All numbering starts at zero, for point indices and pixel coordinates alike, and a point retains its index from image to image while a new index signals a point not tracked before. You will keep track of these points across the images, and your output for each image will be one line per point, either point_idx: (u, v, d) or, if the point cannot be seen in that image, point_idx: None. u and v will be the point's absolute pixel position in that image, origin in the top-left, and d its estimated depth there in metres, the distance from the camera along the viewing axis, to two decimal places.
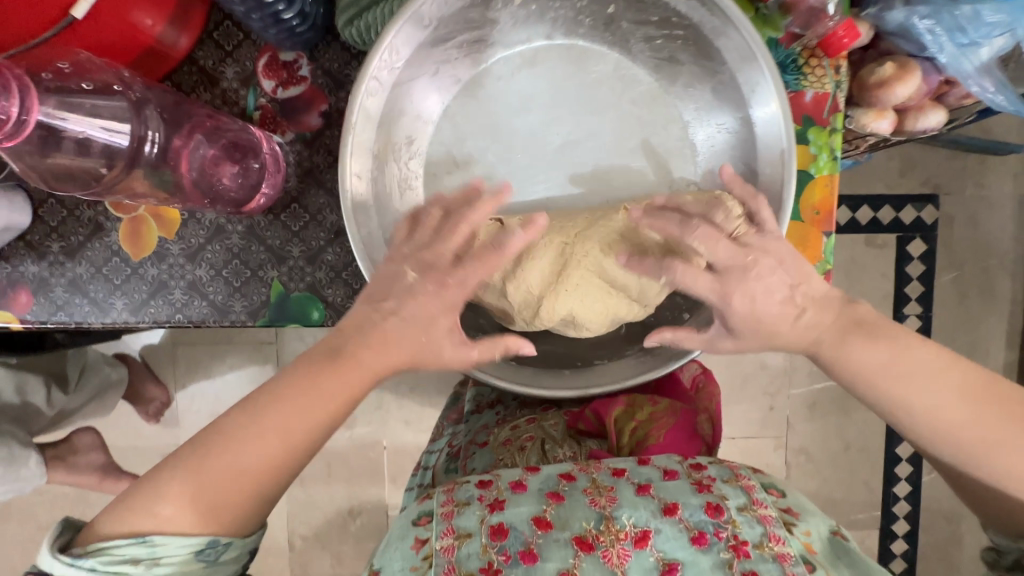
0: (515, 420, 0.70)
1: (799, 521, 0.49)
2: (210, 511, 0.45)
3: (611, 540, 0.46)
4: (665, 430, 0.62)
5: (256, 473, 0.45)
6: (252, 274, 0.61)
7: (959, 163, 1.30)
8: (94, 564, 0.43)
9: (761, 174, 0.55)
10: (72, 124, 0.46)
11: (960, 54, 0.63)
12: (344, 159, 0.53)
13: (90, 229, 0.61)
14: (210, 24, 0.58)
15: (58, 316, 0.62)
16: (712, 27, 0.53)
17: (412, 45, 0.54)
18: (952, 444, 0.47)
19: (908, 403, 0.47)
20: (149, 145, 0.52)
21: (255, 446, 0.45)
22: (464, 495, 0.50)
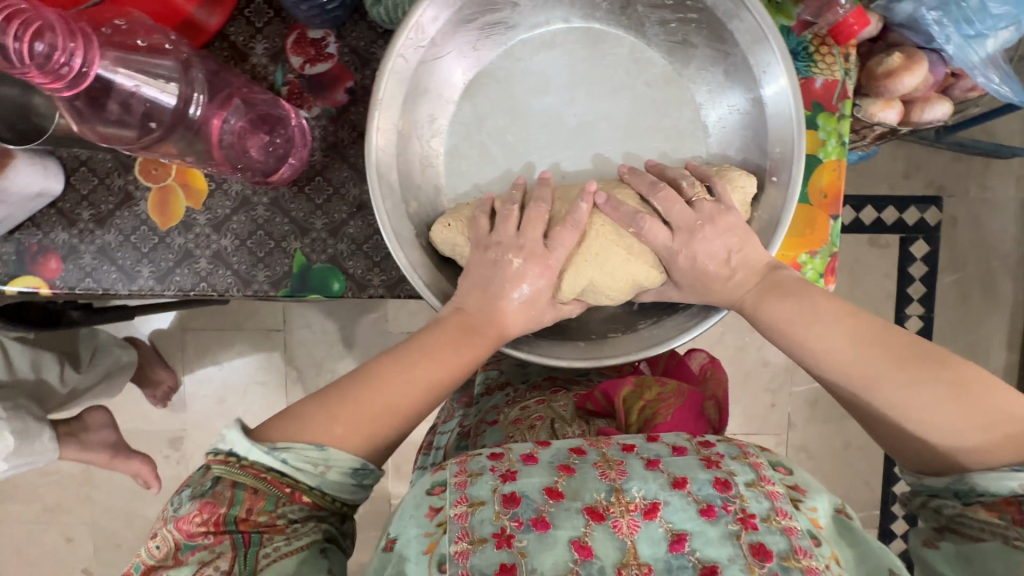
0: (524, 401, 0.71)
1: (808, 498, 0.49)
2: (368, 432, 0.48)
3: (621, 511, 0.47)
4: (673, 409, 0.61)
5: (399, 402, 0.50)
6: (276, 245, 0.63)
7: (962, 165, 1.32)
8: (284, 457, 0.45)
9: (771, 153, 0.58)
10: (123, 78, 0.50)
11: (966, 45, 0.64)
12: (370, 132, 0.56)
13: (120, 198, 0.63)
14: (242, 2, 0.60)
15: (86, 283, 0.63)
16: (726, 10, 0.56)
17: (439, 22, 0.57)
18: (851, 385, 0.50)
19: (807, 343, 0.51)
20: (194, 107, 0.54)
21: (409, 384, 0.51)
22: (476, 466, 0.50)
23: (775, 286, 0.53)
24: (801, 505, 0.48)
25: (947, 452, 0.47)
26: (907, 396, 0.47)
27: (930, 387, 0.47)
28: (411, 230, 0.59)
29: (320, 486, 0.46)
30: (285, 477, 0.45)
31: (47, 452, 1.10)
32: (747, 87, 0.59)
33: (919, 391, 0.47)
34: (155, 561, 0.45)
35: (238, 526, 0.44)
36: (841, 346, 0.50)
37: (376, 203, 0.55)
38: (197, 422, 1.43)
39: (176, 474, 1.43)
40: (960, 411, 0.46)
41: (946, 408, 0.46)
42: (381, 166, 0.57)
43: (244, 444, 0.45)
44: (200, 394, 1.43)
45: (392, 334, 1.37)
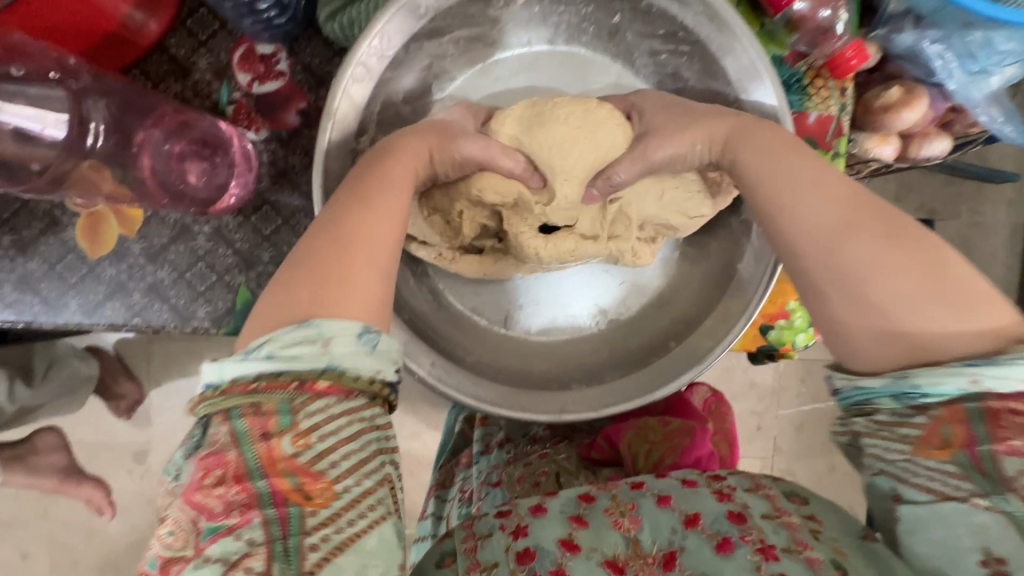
0: (527, 456, 0.64)
1: (829, 530, 0.43)
2: (343, 291, 0.36)
3: (639, 565, 0.43)
4: (682, 447, 0.61)
5: (361, 242, 0.39)
6: (218, 278, 0.57)
7: (955, 190, 1.29)
8: (270, 350, 0.33)
9: None
10: (9, 116, 0.44)
11: (970, 81, 0.61)
12: (319, 147, 0.48)
13: (45, 223, 0.57)
14: (184, 11, 0.54)
15: (4, 315, 0.57)
16: (720, 45, 0.51)
17: (406, 34, 0.49)
18: (823, 238, 0.41)
19: (783, 188, 0.43)
20: (92, 137, 0.49)
21: (375, 236, 0.39)
22: (485, 527, 0.46)
23: (747, 129, 0.47)
24: (821, 536, 0.42)
25: (908, 330, 0.38)
26: (879, 251, 0.39)
27: (907, 251, 0.39)
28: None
29: (330, 367, 0.33)
30: (281, 376, 0.33)
31: None
32: None
33: (894, 251, 0.39)
34: (173, 552, 0.32)
35: (267, 471, 0.32)
36: (817, 192, 0.42)
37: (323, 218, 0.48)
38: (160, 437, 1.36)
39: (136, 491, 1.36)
40: (926, 286, 0.38)
41: (918, 278, 0.38)
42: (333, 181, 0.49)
43: (216, 370, 0.34)
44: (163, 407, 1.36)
45: None
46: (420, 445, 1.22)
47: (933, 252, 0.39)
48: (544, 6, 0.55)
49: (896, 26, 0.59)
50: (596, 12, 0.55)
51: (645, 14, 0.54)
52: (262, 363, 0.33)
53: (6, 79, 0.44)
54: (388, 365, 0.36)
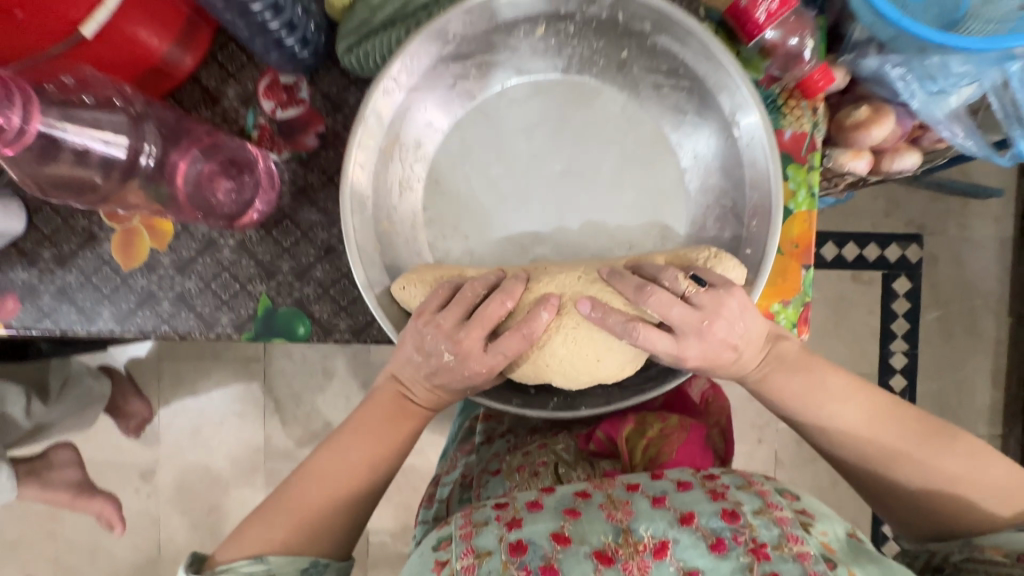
0: (526, 446, 0.69)
1: (818, 523, 0.48)
2: (305, 526, 0.51)
3: (630, 553, 0.45)
4: (678, 444, 0.63)
5: (327, 479, 0.53)
6: (241, 287, 0.62)
7: (942, 206, 1.35)
8: None
9: (749, 226, 0.58)
10: (72, 136, 0.47)
11: (931, 100, 0.66)
12: (351, 147, 0.55)
13: (83, 238, 0.62)
14: (215, 45, 0.60)
15: (43, 324, 0.62)
16: (717, 82, 0.57)
17: (432, 56, 0.58)
18: (875, 451, 0.54)
19: (823, 410, 0.55)
20: (145, 158, 0.53)
21: (349, 471, 0.53)
22: (481, 516, 0.49)
23: (782, 365, 0.55)
24: (811, 529, 0.47)
25: (946, 500, 0.53)
26: (903, 441, 0.54)
27: (919, 435, 0.54)
28: (376, 247, 0.58)
29: None
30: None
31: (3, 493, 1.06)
32: (729, 148, 0.59)
33: (913, 438, 0.54)
34: None
35: None
36: (853, 412, 0.55)
37: (344, 214, 0.55)
38: (169, 454, 1.38)
39: (145, 509, 1.37)
40: (949, 469, 0.53)
41: (932, 464, 0.53)
42: (355, 183, 0.56)
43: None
44: (174, 425, 1.39)
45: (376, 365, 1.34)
46: (427, 459, 1.24)
47: (942, 431, 0.54)
48: (560, 39, 0.60)
49: (862, 52, 0.65)
50: (607, 47, 0.60)
51: (651, 51, 0.59)
52: None
53: (78, 105, 0.48)
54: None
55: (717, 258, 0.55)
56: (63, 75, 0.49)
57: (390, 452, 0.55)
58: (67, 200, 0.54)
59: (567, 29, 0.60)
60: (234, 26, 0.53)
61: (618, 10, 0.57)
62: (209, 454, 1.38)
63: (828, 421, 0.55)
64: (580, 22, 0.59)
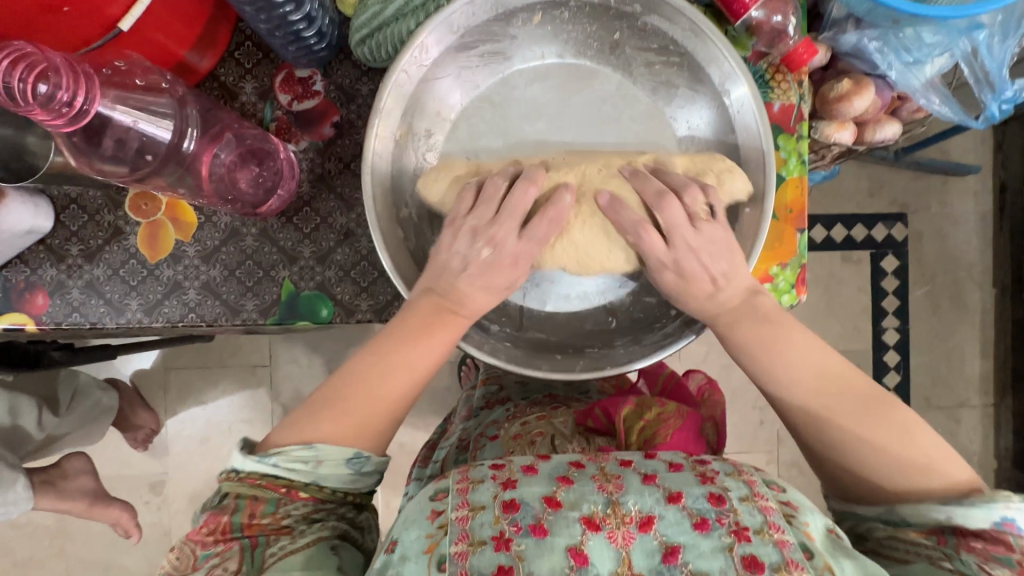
0: (525, 416, 0.72)
1: (801, 514, 0.48)
2: (350, 421, 0.50)
3: (617, 523, 0.46)
4: (673, 430, 0.62)
5: (365, 378, 0.52)
6: (264, 274, 0.64)
7: (923, 183, 1.40)
8: (276, 460, 0.47)
9: (744, 187, 0.61)
10: (121, 114, 0.50)
11: (906, 70, 0.70)
12: (372, 126, 0.58)
13: (109, 233, 0.64)
14: (232, 44, 0.63)
15: (73, 317, 0.64)
16: (705, 55, 0.61)
17: (442, 45, 0.61)
18: (814, 404, 0.52)
19: (769, 356, 0.53)
20: (189, 141, 0.55)
21: (400, 374, 0.53)
22: (478, 474, 0.50)
23: (751, 314, 0.55)
24: (793, 520, 0.47)
25: (879, 469, 0.50)
26: (841, 402, 0.51)
27: (857, 400, 0.52)
28: (399, 234, 0.61)
29: (318, 478, 0.48)
30: (279, 480, 0.48)
31: (21, 502, 1.10)
32: (721, 120, 0.63)
33: (852, 399, 0.51)
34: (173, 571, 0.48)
35: (244, 531, 0.47)
36: (800, 364, 0.53)
37: (367, 201, 0.57)
38: (179, 466, 1.38)
39: (159, 520, 1.36)
40: (886, 436, 0.50)
41: (871, 428, 0.50)
42: (377, 157, 0.59)
43: (240, 457, 0.48)
44: (184, 433, 1.38)
45: None
46: None
47: (881, 400, 0.51)
48: (556, 25, 0.63)
49: (840, 28, 0.69)
50: (599, 30, 0.63)
51: (641, 31, 0.62)
52: (268, 469, 0.47)
53: (133, 89, 0.51)
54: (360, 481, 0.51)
55: (732, 171, 0.58)
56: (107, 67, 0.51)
57: (436, 354, 0.54)
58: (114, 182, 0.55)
59: (562, 15, 0.63)
60: (254, 21, 0.56)
61: None
62: (218, 462, 1.37)
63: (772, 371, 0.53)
64: (574, 7, 0.62)
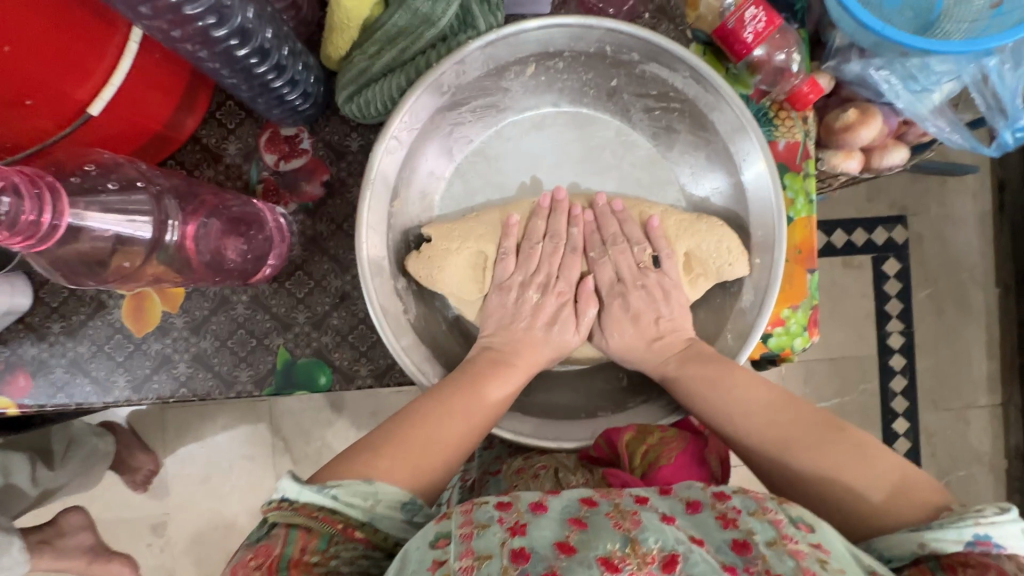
0: (529, 450, 0.61)
1: (837, 561, 0.41)
2: (414, 465, 0.46)
3: (638, 564, 0.39)
4: (676, 455, 0.54)
5: (423, 421, 0.48)
6: (258, 343, 0.61)
7: (922, 186, 1.38)
8: (336, 492, 0.41)
9: (754, 236, 0.59)
10: (97, 223, 0.45)
11: (915, 99, 0.68)
12: (361, 216, 0.53)
13: (92, 307, 0.61)
14: (213, 105, 0.60)
15: (58, 398, 0.61)
16: (707, 103, 0.57)
17: (431, 108, 0.56)
18: (770, 441, 0.49)
19: (720, 396, 0.52)
20: (170, 232, 0.51)
21: (456, 420, 0.49)
22: (483, 516, 0.42)
23: (697, 355, 0.55)
24: (828, 566, 0.40)
25: (854, 499, 0.46)
26: (779, 417, 0.50)
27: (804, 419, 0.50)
28: (399, 308, 0.57)
29: (373, 521, 0.42)
30: (337, 514, 0.41)
31: (18, 565, 1.07)
32: (727, 170, 0.60)
33: (804, 429, 0.49)
34: None
35: (290, 570, 0.38)
36: (748, 397, 0.51)
37: (366, 284, 0.53)
38: (178, 508, 1.33)
39: (160, 565, 1.32)
40: (851, 464, 0.46)
41: (831, 454, 0.47)
42: (372, 257, 0.54)
43: (293, 486, 0.41)
44: (181, 475, 1.34)
45: (380, 393, 1.33)
46: None
47: (828, 424, 0.49)
48: (550, 75, 0.59)
49: (844, 57, 0.67)
50: (595, 78, 0.60)
51: (639, 77, 0.58)
52: (326, 501, 0.40)
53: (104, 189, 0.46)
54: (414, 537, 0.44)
55: (732, 264, 0.57)
56: (84, 164, 0.47)
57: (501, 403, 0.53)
58: (87, 284, 0.51)
59: (556, 65, 0.58)
60: (235, 89, 0.53)
61: (606, 43, 0.56)
62: (218, 503, 1.33)
63: (724, 411, 0.52)
64: (569, 57, 0.58)
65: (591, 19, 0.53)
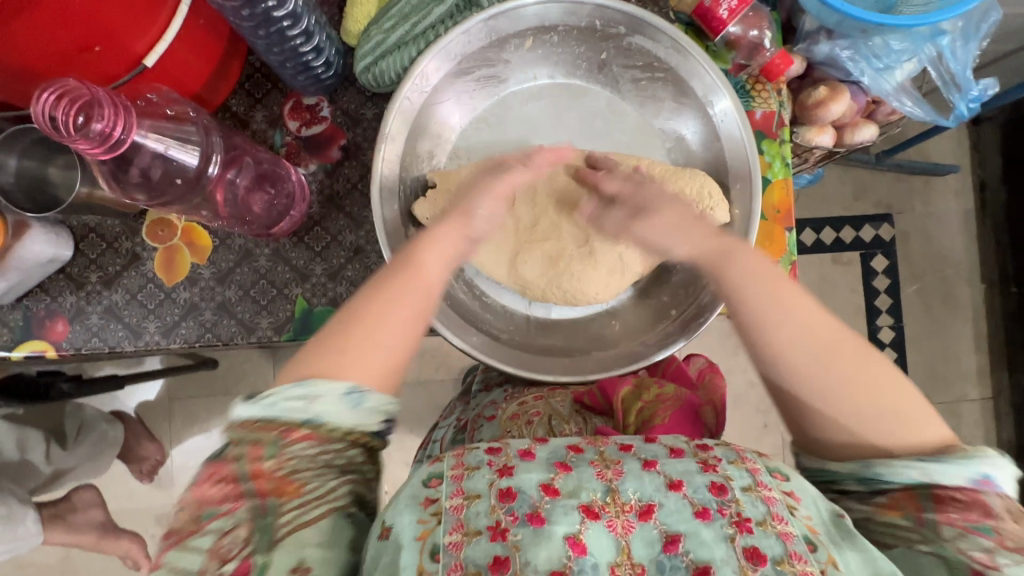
0: (523, 395, 0.67)
1: (803, 507, 0.46)
2: (354, 358, 0.48)
3: (616, 511, 0.45)
4: (670, 411, 0.60)
5: (361, 320, 0.50)
6: (278, 292, 0.67)
7: (905, 185, 1.45)
8: (271, 402, 0.44)
9: (732, 188, 0.65)
10: (153, 142, 0.52)
11: (878, 76, 0.74)
12: (380, 144, 0.60)
13: (127, 259, 0.66)
14: (242, 77, 0.67)
15: (92, 342, 0.66)
16: (687, 69, 0.63)
17: (442, 72, 0.62)
18: (815, 353, 0.50)
19: (775, 302, 0.52)
20: (213, 167, 0.57)
21: (390, 311, 0.51)
22: (474, 459, 0.49)
23: (748, 258, 0.55)
24: (796, 511, 0.46)
25: (869, 428, 0.49)
26: (826, 346, 0.50)
27: (853, 349, 0.51)
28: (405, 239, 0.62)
29: (316, 418, 0.45)
30: (280, 421, 0.44)
31: (31, 537, 1.10)
32: (705, 130, 0.66)
33: (851, 352, 0.50)
34: (173, 527, 0.44)
35: (253, 480, 0.43)
36: (803, 311, 0.51)
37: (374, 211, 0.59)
38: None
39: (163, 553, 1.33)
40: (880, 395, 0.49)
41: (863, 380, 0.49)
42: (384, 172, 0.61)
43: (250, 407, 0.44)
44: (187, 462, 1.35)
45: None
46: None
47: (869, 356, 0.51)
48: (546, 48, 0.66)
49: (813, 40, 0.74)
50: (587, 51, 0.66)
51: (626, 50, 0.65)
52: (264, 413, 0.44)
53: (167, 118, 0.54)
54: (365, 422, 0.47)
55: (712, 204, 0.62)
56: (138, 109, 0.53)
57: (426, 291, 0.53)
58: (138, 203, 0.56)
59: (552, 39, 0.65)
60: (265, 53, 0.59)
61: (595, 18, 0.63)
62: None
63: (774, 317, 0.51)
64: (562, 31, 0.65)
65: None
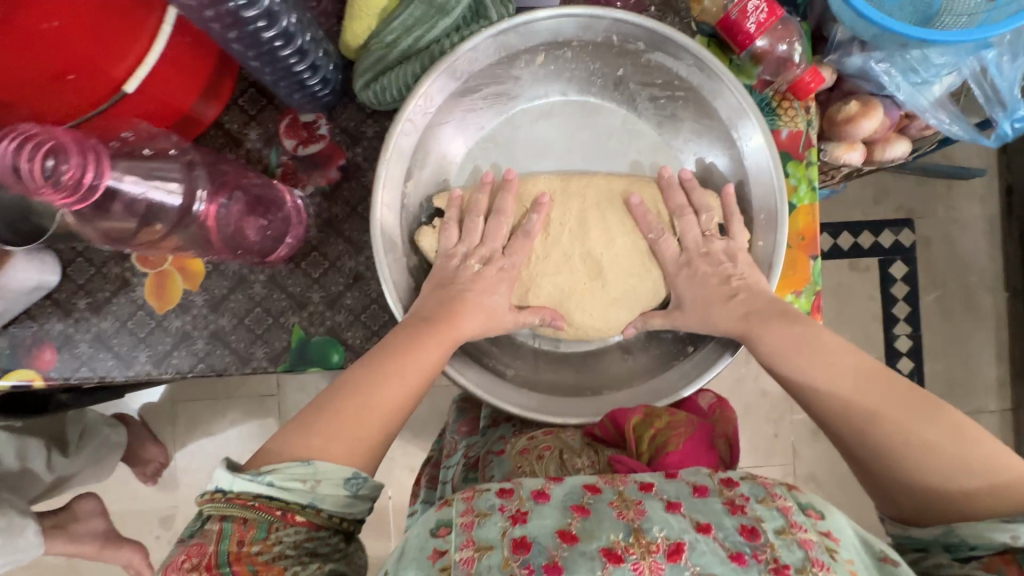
0: (531, 430, 0.60)
1: (845, 550, 0.41)
2: (348, 440, 0.47)
3: (642, 552, 0.39)
4: (684, 439, 0.53)
5: (349, 391, 0.49)
6: (273, 321, 0.63)
7: (928, 189, 1.39)
8: (272, 479, 0.43)
9: (757, 220, 0.61)
10: (130, 184, 0.49)
11: (915, 91, 0.69)
12: (376, 190, 0.55)
13: (117, 284, 0.63)
14: (235, 92, 0.63)
15: (81, 372, 0.63)
16: (712, 90, 0.58)
17: (445, 92, 0.58)
18: (854, 409, 0.49)
19: (807, 360, 0.52)
20: (199, 203, 0.55)
21: (391, 384, 0.50)
22: (485, 504, 0.43)
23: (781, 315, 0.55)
24: (836, 556, 0.40)
25: (951, 487, 0.45)
26: (877, 402, 0.49)
27: (906, 398, 0.49)
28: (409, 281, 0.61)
29: (314, 501, 0.43)
30: (274, 501, 0.43)
31: (32, 548, 1.09)
32: (729, 154, 0.61)
33: (901, 403, 0.48)
34: None
35: (232, 565, 0.41)
36: (836, 365, 0.51)
37: (379, 257, 0.55)
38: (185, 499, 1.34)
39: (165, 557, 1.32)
40: (947, 448, 0.46)
41: (919, 433, 0.47)
42: (385, 227, 0.57)
43: (227, 478, 0.43)
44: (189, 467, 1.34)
45: None
46: None
47: (927, 403, 0.48)
48: (558, 64, 0.62)
49: (846, 51, 0.68)
50: (603, 66, 0.62)
51: (645, 67, 0.60)
52: (262, 489, 0.42)
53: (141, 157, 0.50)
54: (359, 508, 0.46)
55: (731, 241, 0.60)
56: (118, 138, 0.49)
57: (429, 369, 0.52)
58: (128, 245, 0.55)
59: (565, 54, 0.61)
60: (258, 73, 0.55)
61: (612, 32, 0.58)
62: None
63: (809, 376, 0.52)
64: (577, 46, 0.60)
65: (599, 10, 0.56)
